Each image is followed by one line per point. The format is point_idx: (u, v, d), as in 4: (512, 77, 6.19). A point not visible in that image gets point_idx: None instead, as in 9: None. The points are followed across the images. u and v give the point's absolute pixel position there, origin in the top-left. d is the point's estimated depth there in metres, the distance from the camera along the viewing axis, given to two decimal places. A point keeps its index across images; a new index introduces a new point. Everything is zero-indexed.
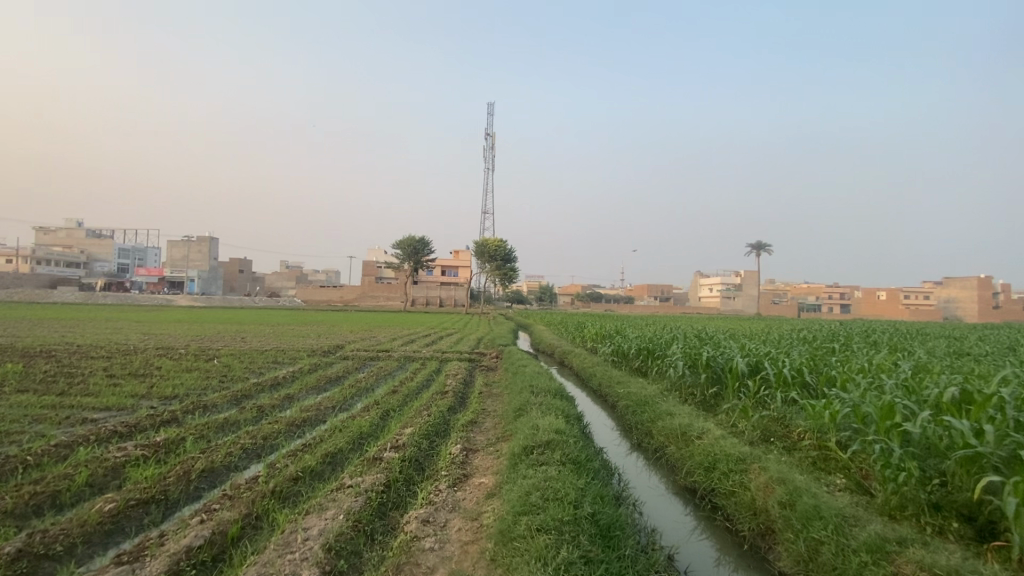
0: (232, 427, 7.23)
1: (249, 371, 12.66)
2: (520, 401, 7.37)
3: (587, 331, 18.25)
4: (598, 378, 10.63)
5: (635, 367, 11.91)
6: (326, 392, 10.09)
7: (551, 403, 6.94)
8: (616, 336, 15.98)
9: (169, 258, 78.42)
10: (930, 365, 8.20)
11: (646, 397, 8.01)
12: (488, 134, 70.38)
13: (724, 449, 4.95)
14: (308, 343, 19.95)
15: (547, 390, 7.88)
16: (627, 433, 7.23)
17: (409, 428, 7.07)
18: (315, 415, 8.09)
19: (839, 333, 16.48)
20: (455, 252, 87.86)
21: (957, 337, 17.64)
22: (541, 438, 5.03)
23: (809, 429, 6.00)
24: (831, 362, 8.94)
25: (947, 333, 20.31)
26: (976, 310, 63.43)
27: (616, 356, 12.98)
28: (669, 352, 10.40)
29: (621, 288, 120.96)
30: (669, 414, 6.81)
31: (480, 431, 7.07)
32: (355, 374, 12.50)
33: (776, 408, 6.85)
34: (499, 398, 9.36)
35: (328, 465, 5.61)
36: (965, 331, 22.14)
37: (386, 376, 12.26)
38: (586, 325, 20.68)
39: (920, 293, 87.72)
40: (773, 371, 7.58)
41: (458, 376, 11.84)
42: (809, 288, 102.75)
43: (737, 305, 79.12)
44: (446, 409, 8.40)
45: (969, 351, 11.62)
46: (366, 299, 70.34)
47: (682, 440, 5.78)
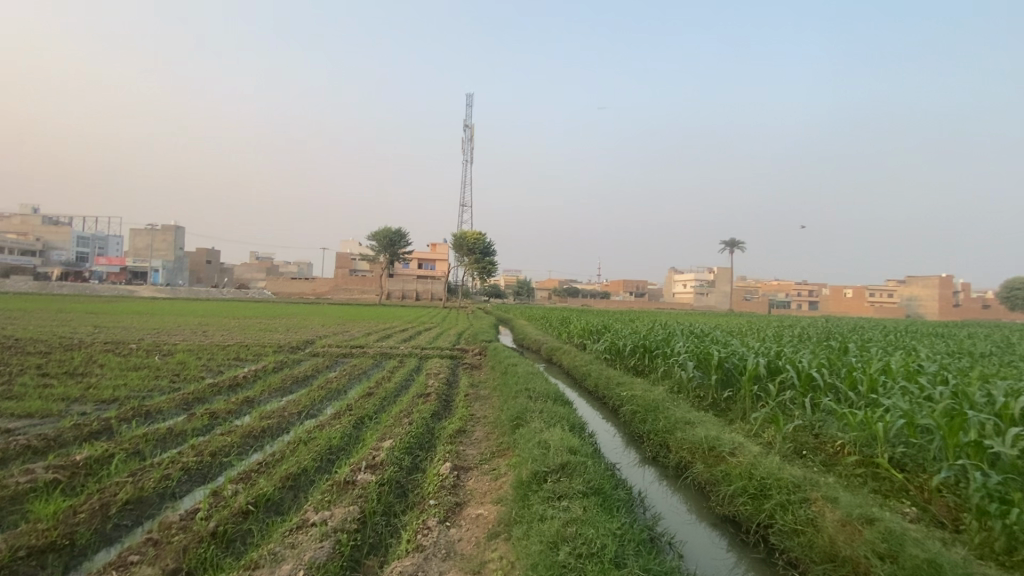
0: (176, 440, 6.10)
1: (207, 369, 11.38)
2: (516, 408, 6.46)
3: (573, 327, 17.43)
4: (593, 378, 9.79)
5: (630, 365, 11.13)
6: (293, 395, 8.96)
7: (553, 411, 6.05)
8: (605, 332, 15.23)
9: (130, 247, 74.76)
10: (954, 367, 7.64)
11: (654, 401, 7.20)
12: (466, 126, 69.28)
13: (772, 472, 4.13)
14: (277, 337, 18.66)
15: (545, 394, 6.98)
16: (638, 444, 6.40)
17: (388, 439, 6.08)
18: (277, 423, 7.00)
19: (830, 331, 16.05)
20: (432, 245, 86.44)
21: (943, 335, 17.46)
22: (554, 458, 4.15)
23: (850, 442, 5.29)
24: (847, 362, 8.32)
25: (924, 331, 20.33)
26: (937, 308, 65.40)
27: (609, 353, 12.19)
28: (670, 350, 9.64)
29: (598, 284, 121.14)
30: (687, 424, 6.01)
31: (470, 444, 6.15)
32: (326, 374, 11.39)
33: (804, 416, 6.13)
34: (487, 402, 8.42)
35: (288, 491, 4.60)
36: (937, 329, 22.35)
37: (360, 376, 11.20)
38: (571, 320, 19.86)
39: (884, 292, 90.35)
40: (794, 373, 6.88)
41: (440, 376, 10.86)
42: (781, 286, 104.65)
43: (712, 301, 79.87)
44: (430, 415, 7.42)
45: (971, 351, 11.20)
46: (340, 292, 68.24)
47: (710, 456, 4.98)
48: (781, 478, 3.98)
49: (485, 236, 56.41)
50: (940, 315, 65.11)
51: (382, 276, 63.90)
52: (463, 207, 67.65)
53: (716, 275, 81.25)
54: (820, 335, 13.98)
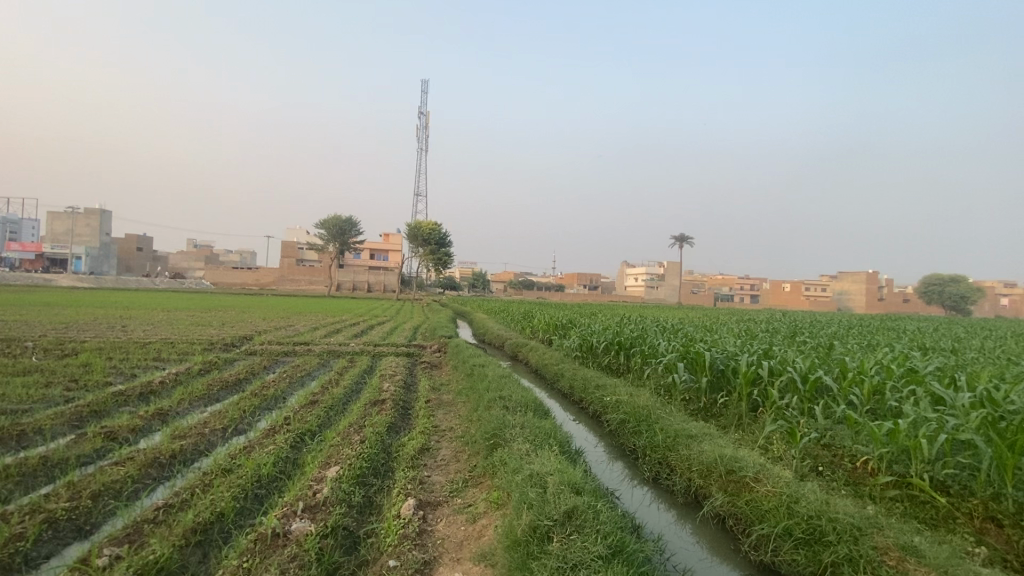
0: (50, 474, 4.67)
1: (117, 372, 9.62)
2: (491, 420, 5.48)
3: (538, 321, 16.56)
4: (568, 379, 8.92)
5: (604, 363, 10.36)
6: (219, 405, 7.53)
7: (537, 427, 5.12)
8: (572, 327, 14.44)
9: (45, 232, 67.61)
10: (945, 367, 7.29)
11: (642, 406, 6.42)
12: (421, 112, 67.05)
13: (821, 509, 3.39)
14: (209, 333, 16.64)
15: (522, 403, 6.02)
16: (631, 462, 5.57)
17: (333, 466, 4.94)
18: (192, 445, 5.65)
19: (791, 326, 16.02)
20: (384, 235, 83.65)
21: (889, 328, 17.88)
22: (557, 501, 3.21)
23: (876, 458, 4.68)
24: (835, 360, 7.86)
25: (865, 324, 21.04)
26: (864, 301, 69.61)
27: (580, 350, 11.37)
28: (651, 347, 8.93)
29: (553, 277, 121.59)
30: (689, 436, 5.24)
31: (436, 467, 5.11)
32: (262, 377, 9.90)
33: (815, 425, 5.51)
34: (452, 409, 7.37)
35: (195, 552, 3.42)
36: (874, 321, 23.18)
37: (303, 379, 9.79)
38: (535, 314, 18.95)
39: (817, 286, 95.62)
40: (796, 375, 6.29)
41: (396, 378, 9.63)
42: (725, 279, 108.55)
43: (661, 294, 81.70)
44: (386, 429, 6.31)
45: (936, 347, 11.20)
46: (286, 282, 64.85)
47: (729, 482, 4.20)
48: (836, 518, 3.24)
49: (440, 226, 54.70)
50: (865, 307, 69.39)
51: (331, 266, 60.98)
52: (417, 197, 65.45)
53: (666, 268, 83.15)
54: (787, 331, 13.76)
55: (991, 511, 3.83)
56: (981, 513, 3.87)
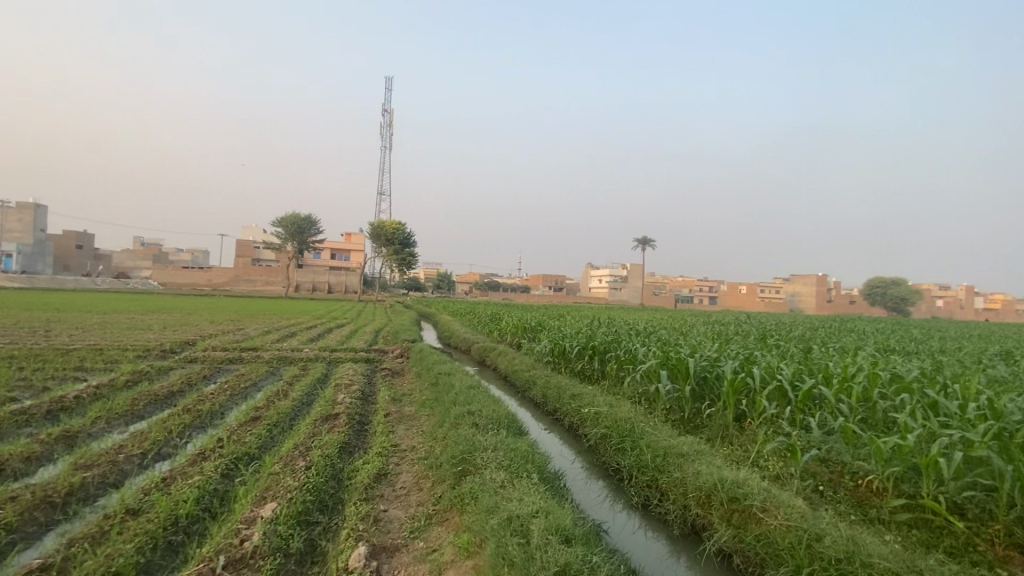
0: None
1: (26, 385, 8.39)
2: (459, 441, 4.82)
3: (506, 324, 15.92)
4: (541, 388, 8.34)
5: (577, 369, 9.84)
6: (140, 426, 6.53)
7: (512, 449, 4.49)
8: (542, 330, 13.87)
9: None
10: (928, 372, 7.08)
11: (625, 419, 5.88)
12: (384, 109, 65.36)
13: (849, 549, 2.90)
14: (147, 338, 15.20)
15: (494, 419, 5.38)
16: (615, 484, 5.04)
17: (269, 503, 4.17)
18: (98, 476, 4.73)
19: (759, 328, 16.00)
20: (346, 234, 81.20)
21: (847, 329, 18.18)
22: (545, 558, 2.59)
23: (883, 476, 4.29)
24: (818, 365, 7.57)
25: (824, 325, 21.44)
26: (815, 303, 72.37)
27: (551, 354, 10.81)
28: (627, 352, 8.49)
29: (518, 278, 121.36)
30: (681, 454, 4.72)
31: (394, 498, 4.41)
32: (200, 388, 8.86)
33: (810, 438, 5.11)
34: (415, 424, 6.64)
35: None
36: (829, 322, 23.70)
37: (247, 391, 8.82)
38: (502, 317, 18.29)
39: (771, 287, 99.13)
40: (785, 382, 5.92)
41: (351, 388, 8.77)
42: (684, 281, 111.04)
43: (625, 296, 82.66)
44: (337, 451, 5.54)
45: (904, 349, 11.21)
46: (241, 282, 61.85)
47: (733, 512, 3.69)
48: (870, 564, 2.76)
49: (404, 226, 53.33)
50: (815, 308, 72.28)
51: (290, 266, 58.57)
52: (381, 196, 63.72)
53: (629, 270, 84.19)
54: (756, 333, 13.63)
55: (1017, 536, 3.34)
56: (1004, 539, 3.39)
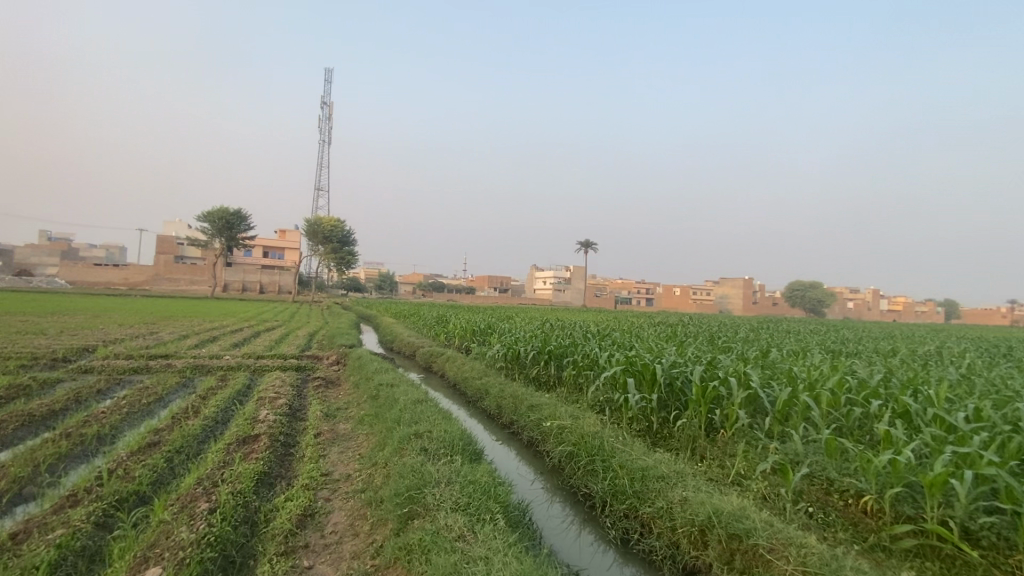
0: None
1: None
2: (404, 471, 4.00)
3: (453, 327, 15.09)
4: (494, 398, 7.62)
5: (533, 376, 9.20)
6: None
7: (469, 482, 3.75)
8: (492, 334, 13.16)
9: None
10: (886, 376, 7.05)
11: (592, 433, 5.27)
12: (324, 101, 62.28)
13: None
14: (34, 343, 13.05)
15: (444, 441, 4.59)
16: (587, 512, 4.43)
17: (153, 566, 3.16)
18: None
19: (705, 330, 16.14)
20: (281, 231, 76.79)
21: (781, 331, 18.83)
22: None
23: (879, 497, 3.97)
24: (780, 369, 7.36)
25: (760, 326, 22.17)
26: (743, 305, 76.40)
27: (503, 359, 10.12)
28: (587, 357, 7.95)
29: (462, 279, 120.27)
30: (661, 477, 4.17)
31: (324, 550, 3.54)
32: (90, 403, 7.38)
33: (792, 454, 4.73)
34: (350, 448, 5.73)
35: None
36: (762, 323, 24.70)
37: (149, 407, 7.47)
38: (448, 319, 17.38)
39: (704, 290, 104.06)
40: (758, 391, 5.57)
41: (277, 403, 7.65)
42: (624, 283, 114.18)
43: (568, 297, 83.65)
44: (255, 485, 4.55)
45: (846, 351, 11.49)
46: (161, 281, 56.70)
47: (738, 556, 3.15)
48: None
49: (344, 224, 51.00)
50: (743, 310, 76.39)
51: (217, 264, 54.38)
52: (318, 191, 60.74)
53: (572, 272, 85.26)
54: (705, 334, 13.63)
55: None
56: None
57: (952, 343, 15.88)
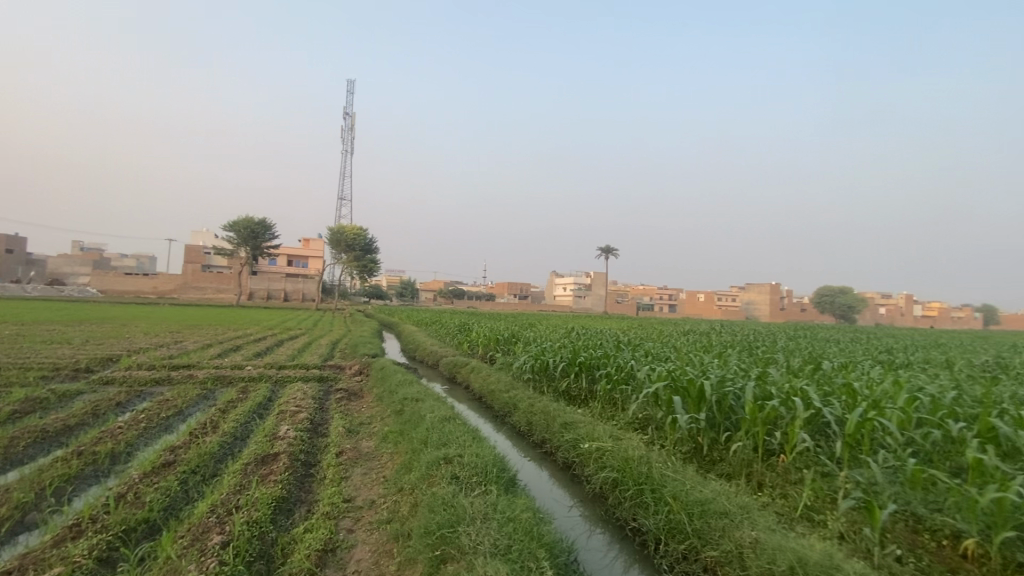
0: None
1: None
2: (434, 503, 3.59)
3: (477, 336, 14.71)
4: (524, 413, 7.17)
5: (562, 389, 8.73)
6: (3, 482, 4.87)
7: (509, 520, 3.31)
8: (518, 343, 12.72)
9: None
10: (956, 392, 6.41)
11: (637, 458, 4.78)
12: (346, 112, 63.09)
13: None
14: (62, 353, 13.13)
15: (477, 468, 4.16)
16: (638, 550, 3.96)
17: None
18: None
19: (740, 338, 15.42)
20: (304, 241, 77.95)
21: (819, 339, 17.87)
22: None
23: (985, 541, 3.42)
24: (836, 383, 6.77)
25: (794, 334, 21.24)
26: (769, 311, 74.29)
27: (530, 370, 9.67)
28: (622, 370, 7.47)
29: (482, 286, 120.29)
30: (724, 514, 3.67)
31: None
32: (108, 419, 7.20)
33: (870, 485, 4.19)
34: (374, 469, 5.36)
35: None
36: (795, 331, 23.68)
37: (168, 422, 7.25)
38: (471, 327, 16.97)
39: (729, 296, 101.82)
40: (822, 410, 5.02)
41: (298, 418, 7.35)
42: (646, 289, 112.60)
43: (589, 304, 82.66)
44: (272, 512, 4.20)
45: (898, 361, 10.71)
46: (189, 290, 57.95)
47: None
48: None
49: (366, 232, 51.30)
50: (770, 316, 74.27)
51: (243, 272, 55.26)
52: (341, 201, 61.42)
53: (592, 279, 84.33)
54: (742, 344, 12.93)
55: None
56: None
57: (1007, 352, 14.83)
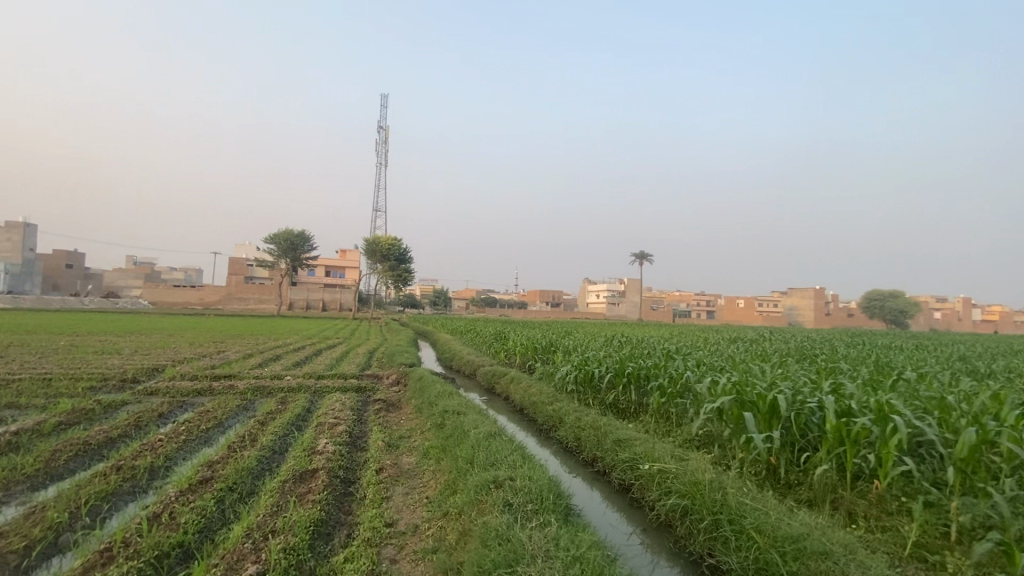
0: None
1: None
2: (487, 534, 3.20)
3: (514, 344, 14.32)
4: (572, 428, 6.73)
5: (609, 401, 8.23)
6: (43, 499, 4.76)
7: (576, 558, 2.89)
8: (558, 352, 12.27)
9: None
10: None
11: (708, 482, 4.27)
12: (381, 125, 64.34)
13: None
14: (111, 364, 13.48)
15: (532, 494, 3.75)
16: None
17: None
18: None
19: (793, 345, 14.50)
20: (341, 252, 79.71)
21: (880, 346, 16.63)
22: None
23: None
24: (924, 395, 6.06)
25: (849, 341, 19.94)
26: (812, 317, 71.06)
27: (574, 381, 9.20)
28: (678, 382, 6.94)
29: (514, 293, 120.13)
30: (826, 553, 3.13)
31: None
32: (150, 431, 7.15)
33: (997, 520, 3.56)
34: (416, 488, 5.02)
35: None
36: (848, 337, 22.28)
37: (208, 435, 7.14)
38: (507, 335, 16.57)
39: (769, 302, 98.11)
40: (922, 428, 4.39)
41: (336, 430, 7.12)
42: (682, 295, 109.97)
43: (623, 311, 81.11)
44: (310, 536, 3.91)
45: (980, 369, 9.72)
46: (232, 301, 59.98)
47: None
48: None
49: (401, 241, 51.86)
50: (814, 322, 71.07)
51: (283, 283, 56.76)
52: (376, 212, 62.41)
53: (626, 285, 82.88)
54: (798, 352, 12.05)
55: None
56: None
57: None
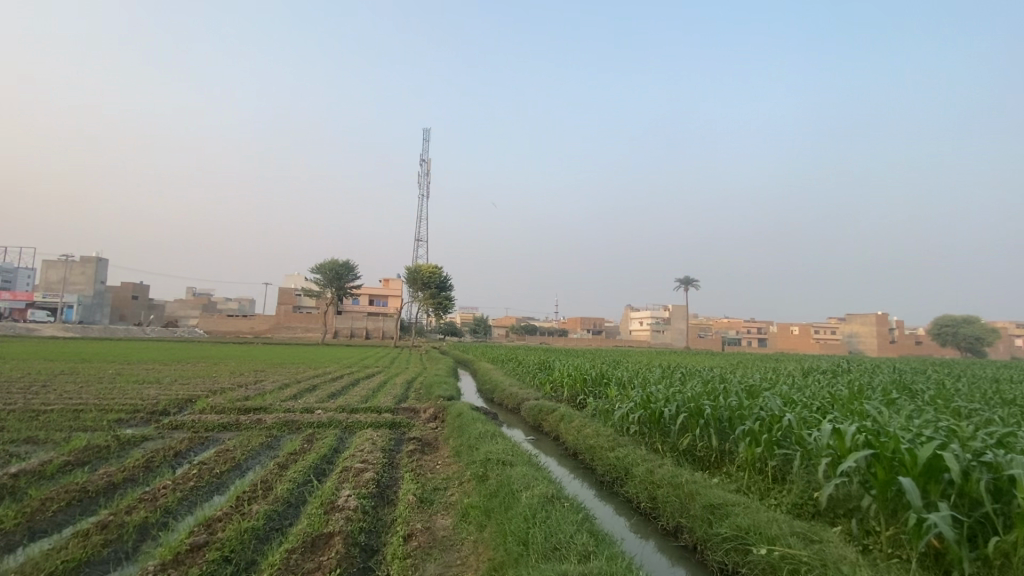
0: None
1: None
2: None
3: (562, 376, 13.07)
4: (644, 484, 5.48)
5: (683, 448, 6.90)
6: (3, 568, 3.91)
7: None
8: (611, 385, 10.95)
9: (44, 282, 66.07)
10: None
11: None
12: (422, 159, 65.53)
13: None
14: (146, 394, 13.14)
15: None
16: None
17: None
18: None
19: (883, 378, 12.57)
20: (384, 281, 80.90)
21: (987, 378, 14.21)
22: None
23: None
24: None
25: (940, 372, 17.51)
26: (875, 345, 65.77)
27: (638, 421, 7.89)
28: (774, 429, 5.60)
29: (555, 321, 118.33)
30: None
31: None
32: (158, 475, 6.33)
33: None
34: (453, 570, 3.89)
35: None
36: (935, 367, 19.67)
37: (220, 481, 6.26)
38: (553, 365, 15.23)
39: (827, 329, 92.11)
40: None
41: (362, 478, 6.09)
42: (730, 322, 105.25)
43: (668, 338, 77.93)
44: None
45: None
46: (280, 330, 61.39)
47: None
48: None
49: (441, 270, 51.79)
50: (879, 350, 65.78)
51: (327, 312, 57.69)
52: (417, 241, 62.96)
53: (671, 312, 79.85)
54: (898, 386, 10.16)
55: None
56: None
57: None
